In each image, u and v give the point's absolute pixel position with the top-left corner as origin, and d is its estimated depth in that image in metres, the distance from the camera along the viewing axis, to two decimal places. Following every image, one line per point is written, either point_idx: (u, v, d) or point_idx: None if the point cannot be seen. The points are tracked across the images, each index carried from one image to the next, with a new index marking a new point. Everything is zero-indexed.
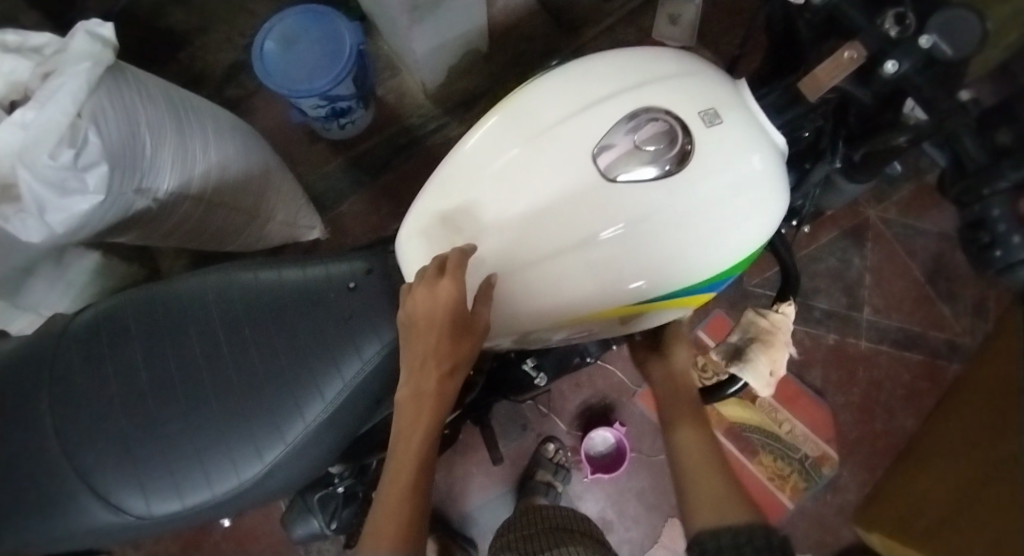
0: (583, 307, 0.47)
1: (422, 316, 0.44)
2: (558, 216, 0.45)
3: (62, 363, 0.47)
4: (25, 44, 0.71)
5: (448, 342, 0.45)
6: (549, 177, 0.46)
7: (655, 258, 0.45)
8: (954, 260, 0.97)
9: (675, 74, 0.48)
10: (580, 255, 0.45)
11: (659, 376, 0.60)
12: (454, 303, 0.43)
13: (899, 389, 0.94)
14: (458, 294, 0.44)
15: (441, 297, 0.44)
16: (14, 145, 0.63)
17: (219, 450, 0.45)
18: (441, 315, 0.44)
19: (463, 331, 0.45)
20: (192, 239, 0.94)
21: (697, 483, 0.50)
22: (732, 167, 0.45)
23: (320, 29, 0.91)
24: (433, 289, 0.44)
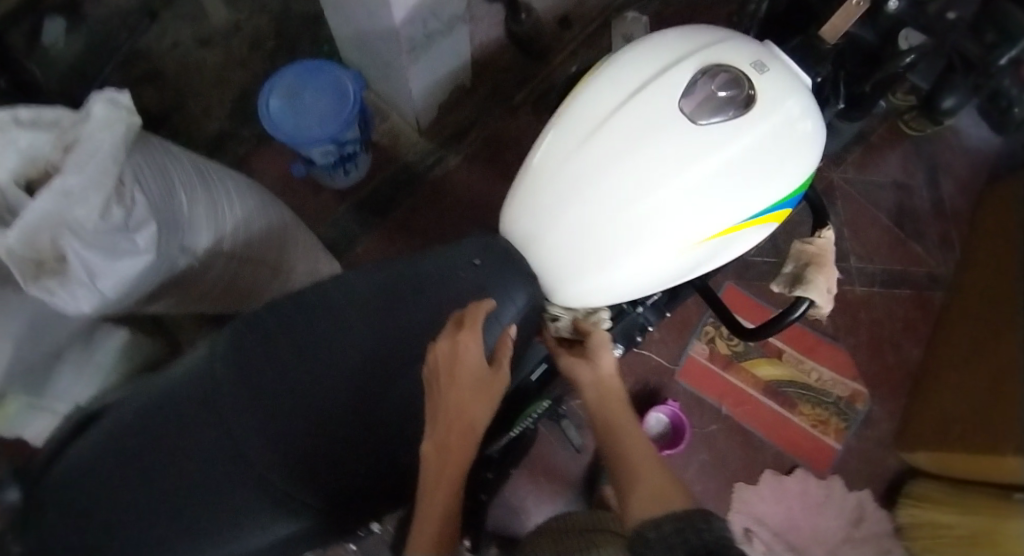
0: (685, 243, 0.50)
1: (447, 371, 0.46)
2: (648, 176, 0.49)
3: (218, 384, 0.49)
4: (40, 120, 0.69)
5: (469, 393, 0.46)
6: (627, 147, 0.49)
7: (742, 186, 0.49)
8: (914, 203, 1.10)
9: (715, 39, 0.53)
10: (680, 195, 0.48)
11: (588, 382, 0.53)
12: (477, 355, 0.47)
13: (900, 322, 1.03)
14: (479, 347, 0.47)
15: (463, 348, 0.47)
16: (57, 213, 0.61)
17: (389, 433, 0.51)
18: (468, 369, 0.46)
19: (483, 384, 0.47)
20: (223, 298, 0.93)
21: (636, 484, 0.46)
22: (789, 100, 0.50)
23: (322, 81, 0.96)
24: (454, 346, 0.47)
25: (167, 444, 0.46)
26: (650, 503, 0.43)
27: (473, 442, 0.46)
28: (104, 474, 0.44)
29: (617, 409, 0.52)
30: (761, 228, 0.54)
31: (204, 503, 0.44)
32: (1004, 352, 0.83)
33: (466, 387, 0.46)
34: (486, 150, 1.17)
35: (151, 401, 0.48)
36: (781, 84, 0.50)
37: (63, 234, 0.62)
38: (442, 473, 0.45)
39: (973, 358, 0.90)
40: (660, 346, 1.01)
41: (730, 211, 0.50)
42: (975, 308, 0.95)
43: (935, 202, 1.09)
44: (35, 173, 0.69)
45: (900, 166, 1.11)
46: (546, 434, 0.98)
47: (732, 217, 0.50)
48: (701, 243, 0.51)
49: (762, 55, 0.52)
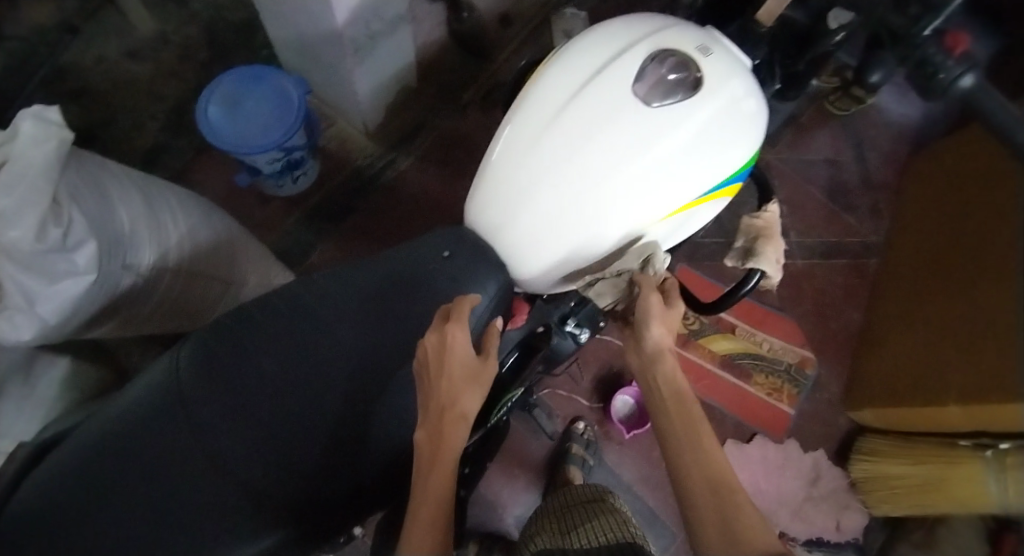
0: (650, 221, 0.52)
1: (434, 361, 0.49)
2: (609, 159, 0.50)
3: (187, 396, 0.48)
4: None
5: (461, 384, 0.48)
6: (587, 132, 0.51)
7: (698, 162, 0.52)
8: (843, 178, 1.18)
9: (661, 26, 0.55)
10: (639, 176, 0.50)
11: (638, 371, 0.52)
12: (464, 343, 0.49)
13: (840, 290, 1.11)
14: (466, 340, 0.50)
15: (452, 340, 0.49)
16: None
17: (371, 430, 0.51)
18: (456, 358, 0.49)
19: (473, 375, 0.49)
20: (170, 317, 0.88)
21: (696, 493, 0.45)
22: (733, 81, 0.53)
23: (263, 86, 0.93)
24: (443, 339, 0.49)
25: (140, 462, 0.44)
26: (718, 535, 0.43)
27: (462, 433, 0.48)
28: (74, 502, 0.42)
29: (671, 401, 0.49)
30: (715, 202, 0.57)
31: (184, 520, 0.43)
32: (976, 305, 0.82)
33: (457, 378, 0.48)
34: (437, 151, 1.16)
35: (118, 421, 0.46)
36: (726, 66, 0.53)
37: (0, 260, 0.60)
38: (435, 462, 0.46)
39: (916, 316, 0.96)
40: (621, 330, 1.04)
41: (689, 187, 0.52)
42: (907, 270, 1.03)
43: (862, 177, 1.17)
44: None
45: (828, 145, 1.19)
46: (518, 425, 0.99)
47: (692, 193, 0.53)
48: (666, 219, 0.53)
49: (707, 39, 0.54)
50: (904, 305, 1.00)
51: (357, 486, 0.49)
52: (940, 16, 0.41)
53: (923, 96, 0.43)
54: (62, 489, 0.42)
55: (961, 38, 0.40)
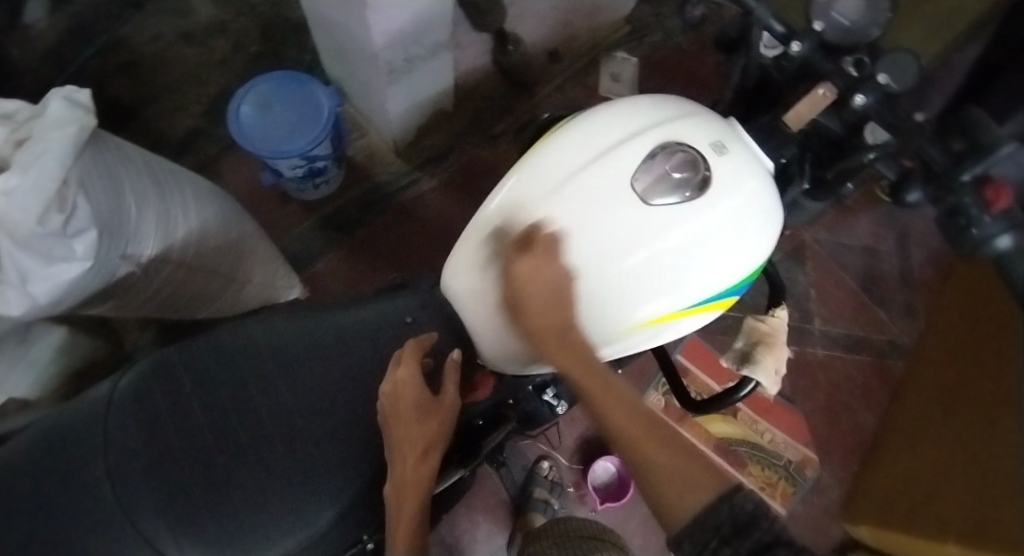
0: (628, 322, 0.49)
1: (391, 409, 0.47)
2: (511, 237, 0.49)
3: (111, 425, 0.42)
4: None
5: (417, 425, 0.47)
6: (572, 218, 0.48)
7: (677, 278, 0.48)
8: (881, 270, 1.11)
9: (682, 114, 0.52)
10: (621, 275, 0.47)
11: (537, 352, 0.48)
12: (415, 385, 0.48)
13: (856, 390, 1.04)
14: (418, 384, 0.48)
15: (402, 389, 0.47)
16: None
17: (301, 496, 0.46)
18: (410, 401, 0.47)
19: (430, 414, 0.48)
20: (168, 305, 0.89)
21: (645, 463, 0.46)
22: (744, 189, 0.49)
23: (297, 92, 0.94)
24: (393, 386, 0.47)
25: (30, 501, 0.38)
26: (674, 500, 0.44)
27: (426, 474, 0.47)
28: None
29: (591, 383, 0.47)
30: (704, 314, 0.52)
31: None
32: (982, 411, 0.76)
33: (411, 421, 0.47)
34: (461, 177, 1.15)
35: (25, 444, 0.40)
36: (739, 169, 0.49)
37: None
38: (400, 507, 0.46)
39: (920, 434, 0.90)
40: None
41: (664, 299, 0.48)
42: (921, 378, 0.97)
43: (900, 272, 1.10)
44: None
45: (869, 232, 1.12)
46: (489, 475, 0.95)
47: (670, 305, 0.49)
48: (633, 326, 0.49)
49: (725, 137, 0.51)
50: (918, 423, 0.91)
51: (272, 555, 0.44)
52: (982, 160, 0.36)
53: (949, 243, 0.39)
54: None
55: (1005, 192, 0.35)
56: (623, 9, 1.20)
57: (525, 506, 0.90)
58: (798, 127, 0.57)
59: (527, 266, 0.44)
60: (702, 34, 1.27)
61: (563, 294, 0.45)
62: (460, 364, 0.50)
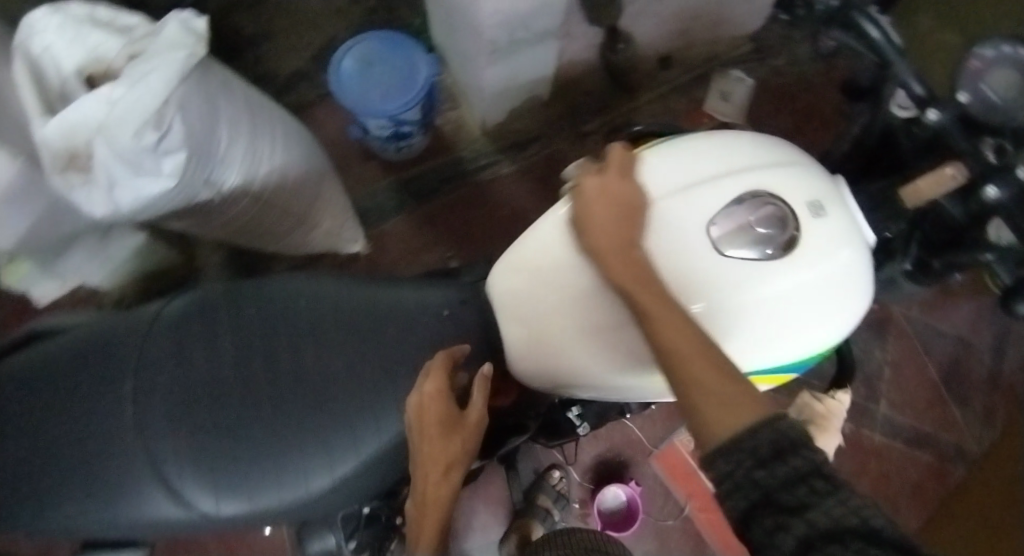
0: None
1: (417, 426, 0.45)
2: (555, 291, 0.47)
3: (149, 344, 0.46)
4: (115, 22, 0.68)
5: (441, 442, 0.45)
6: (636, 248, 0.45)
7: (736, 338, 0.43)
8: (969, 365, 1.00)
9: (783, 163, 0.47)
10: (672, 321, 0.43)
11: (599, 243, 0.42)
12: (443, 406, 0.45)
13: (906, 485, 0.95)
14: (446, 399, 0.45)
15: (430, 404, 0.44)
16: (97, 118, 0.62)
17: (297, 457, 0.45)
18: (434, 422, 0.44)
19: (455, 431, 0.46)
20: (239, 233, 0.94)
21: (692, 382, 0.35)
22: (832, 261, 0.44)
23: (399, 55, 0.94)
24: (419, 404, 0.44)
25: (76, 395, 0.45)
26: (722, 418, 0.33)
27: (447, 489, 0.47)
28: (20, 400, 0.45)
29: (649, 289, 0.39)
30: (757, 383, 0.48)
31: (85, 462, 0.43)
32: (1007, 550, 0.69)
33: (435, 440, 0.45)
34: (541, 168, 1.13)
35: (84, 340, 0.46)
36: (832, 238, 0.44)
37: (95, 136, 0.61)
38: (424, 512, 0.48)
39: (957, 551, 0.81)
40: (646, 423, 0.96)
41: None
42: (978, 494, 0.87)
43: (988, 372, 1.00)
44: (96, 71, 0.67)
45: (967, 321, 1.01)
46: (498, 470, 0.95)
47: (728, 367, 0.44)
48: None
49: (826, 198, 0.46)
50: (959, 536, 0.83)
51: (259, 505, 0.44)
52: None
53: None
54: (24, 373, 0.46)
55: None
56: (750, 26, 1.13)
57: (523, 511, 0.88)
58: (915, 204, 0.51)
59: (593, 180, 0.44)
60: (830, 68, 1.17)
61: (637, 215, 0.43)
62: (489, 380, 0.45)
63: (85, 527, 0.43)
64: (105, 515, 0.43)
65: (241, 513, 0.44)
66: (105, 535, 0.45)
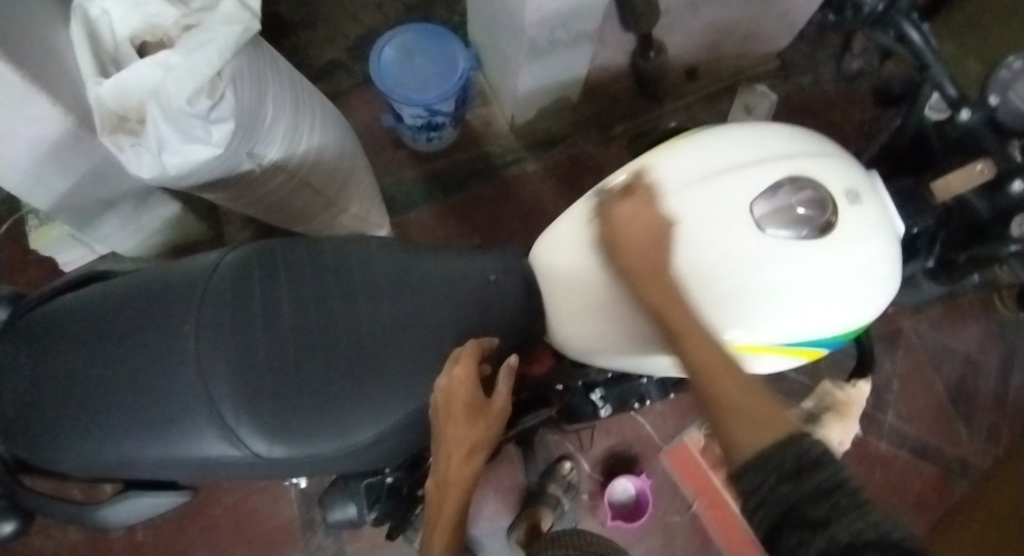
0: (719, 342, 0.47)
1: (444, 408, 0.46)
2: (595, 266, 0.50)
3: (211, 289, 0.48)
4: None
5: (467, 425, 0.47)
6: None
7: (769, 311, 0.46)
8: (976, 383, 1.02)
9: (822, 154, 0.50)
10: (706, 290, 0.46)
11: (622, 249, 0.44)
12: (467, 392, 0.46)
13: (910, 496, 0.97)
14: (473, 385, 0.46)
15: (457, 387, 0.46)
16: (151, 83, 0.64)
17: (347, 405, 0.48)
18: (462, 406, 0.46)
19: (480, 416, 0.47)
20: (271, 209, 0.95)
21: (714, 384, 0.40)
22: (865, 246, 0.46)
23: (438, 48, 0.98)
24: (449, 388, 0.46)
25: (138, 331, 0.46)
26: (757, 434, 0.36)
27: (469, 472, 0.49)
28: (79, 335, 0.47)
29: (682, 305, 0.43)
30: (789, 358, 0.50)
31: (141, 401, 0.44)
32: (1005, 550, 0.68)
33: (461, 424, 0.46)
34: (567, 167, 1.15)
35: (145, 284, 0.48)
36: (866, 225, 0.47)
37: (148, 100, 0.63)
38: (444, 494, 0.50)
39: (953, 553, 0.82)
40: (657, 419, 0.98)
41: (744, 330, 0.46)
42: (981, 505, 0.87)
43: (996, 390, 1.01)
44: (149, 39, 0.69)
45: (976, 338, 1.03)
46: (509, 458, 0.96)
47: (751, 338, 0.46)
48: None
49: (862, 188, 0.48)
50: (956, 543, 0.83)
51: (308, 450, 0.46)
52: None
53: None
54: (86, 312, 0.47)
55: None
56: (777, 44, 1.17)
57: (535, 498, 0.89)
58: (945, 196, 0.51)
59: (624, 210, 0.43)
60: (853, 90, 1.21)
61: (665, 238, 0.43)
62: (516, 368, 0.47)
63: (135, 464, 0.44)
64: (157, 453, 0.44)
65: (289, 456, 0.46)
66: (152, 475, 0.46)
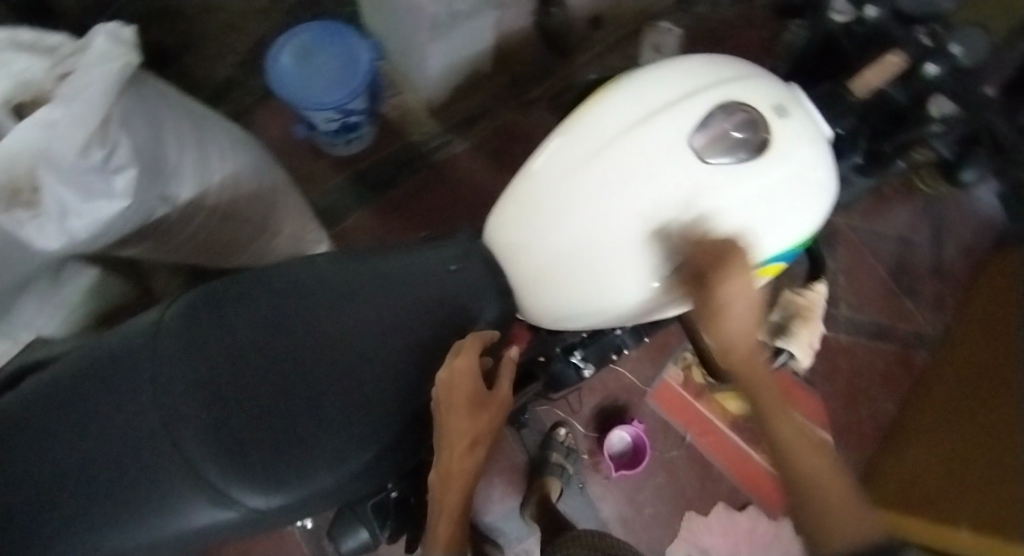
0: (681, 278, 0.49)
1: (447, 400, 0.47)
2: (551, 233, 0.50)
3: (162, 351, 0.46)
4: (38, 43, 0.63)
5: (468, 417, 0.48)
6: (601, 190, 0.48)
7: (722, 240, 0.48)
8: (913, 260, 1.09)
9: (742, 76, 0.51)
10: (660, 231, 0.47)
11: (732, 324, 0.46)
12: (472, 380, 0.48)
13: (877, 377, 1.04)
14: (475, 375, 0.48)
15: (459, 377, 0.48)
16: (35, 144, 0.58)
17: (338, 435, 0.47)
18: (466, 395, 0.48)
19: (482, 406, 0.49)
20: (199, 251, 0.89)
21: (798, 475, 0.47)
22: (800, 156, 0.48)
23: (336, 44, 0.93)
24: (451, 377, 0.48)
25: (95, 413, 0.44)
26: (848, 520, 0.44)
27: (471, 466, 0.49)
28: (22, 435, 0.43)
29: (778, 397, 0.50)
30: (751, 280, 0.53)
31: (112, 487, 0.42)
32: (1002, 421, 0.77)
33: (465, 413, 0.47)
34: (494, 141, 1.14)
35: (85, 363, 0.45)
36: (797, 135, 0.48)
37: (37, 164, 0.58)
38: (445, 497, 0.48)
39: (936, 427, 0.91)
40: (636, 365, 1.00)
41: None
42: (947, 376, 0.97)
43: (932, 263, 1.09)
44: (25, 96, 0.62)
45: (905, 220, 1.10)
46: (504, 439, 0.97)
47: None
48: (677, 287, 0.49)
49: (786, 101, 0.50)
50: (941, 415, 0.92)
51: (305, 491, 0.44)
52: None
53: None
54: (25, 407, 0.43)
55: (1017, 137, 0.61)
56: None
57: (541, 469, 0.92)
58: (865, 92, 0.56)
59: (738, 285, 0.45)
60: (749, 9, 1.23)
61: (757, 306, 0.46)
62: (515, 357, 0.52)
63: None
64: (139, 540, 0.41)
65: (290, 503, 0.44)
66: None
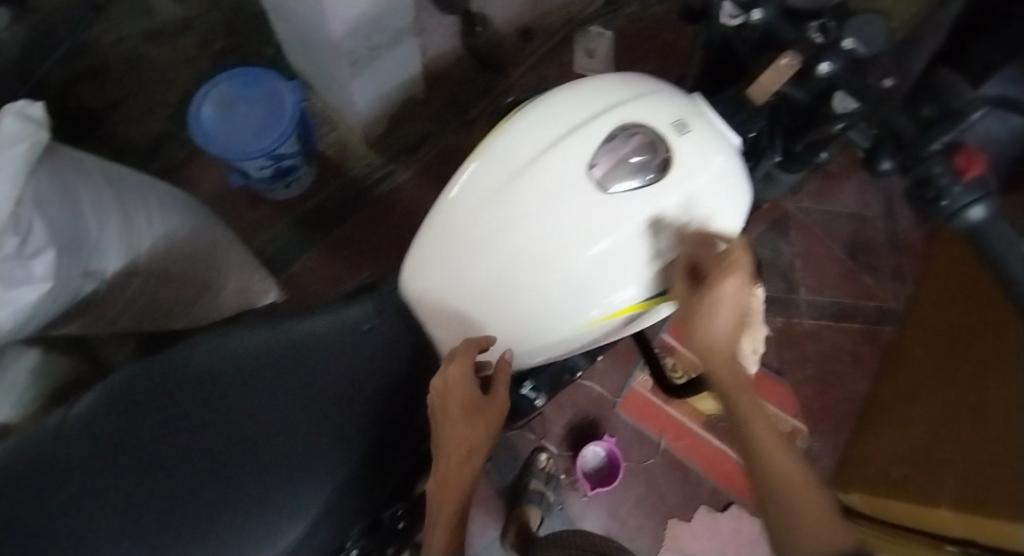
0: (601, 313, 0.49)
1: (441, 407, 0.50)
2: (465, 276, 0.49)
3: (79, 452, 0.43)
4: None
5: (463, 424, 0.50)
6: (509, 227, 0.47)
7: (636, 270, 0.48)
8: (868, 235, 1.09)
9: (644, 93, 0.50)
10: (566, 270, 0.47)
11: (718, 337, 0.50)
12: (464, 387, 0.49)
13: (846, 357, 1.04)
14: (468, 383, 0.50)
15: (452, 386, 0.49)
16: None
17: (262, 514, 0.48)
18: (458, 402, 0.50)
19: (476, 412, 0.51)
20: (141, 322, 0.86)
21: (787, 496, 0.50)
22: (705, 169, 0.47)
23: (257, 90, 0.91)
24: (445, 385, 0.49)
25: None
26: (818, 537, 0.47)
27: (467, 474, 0.51)
28: None
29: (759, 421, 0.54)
30: (670, 302, 0.53)
31: None
32: None
33: (458, 421, 0.50)
34: (438, 165, 1.13)
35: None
36: (702, 149, 0.48)
37: None
38: (443, 499, 0.52)
39: None
40: (603, 377, 0.99)
41: (621, 294, 0.48)
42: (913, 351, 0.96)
43: (887, 235, 1.09)
44: None
45: (854, 197, 1.10)
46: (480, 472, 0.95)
47: (628, 300, 0.49)
48: (596, 322, 0.49)
49: (688, 115, 0.49)
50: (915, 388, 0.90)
51: None
52: (952, 130, 0.37)
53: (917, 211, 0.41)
54: None
55: (974, 159, 0.38)
56: None
57: (520, 497, 0.90)
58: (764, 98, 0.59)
59: (736, 285, 0.46)
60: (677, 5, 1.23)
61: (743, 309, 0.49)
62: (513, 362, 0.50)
63: None
64: None
65: None
66: None
